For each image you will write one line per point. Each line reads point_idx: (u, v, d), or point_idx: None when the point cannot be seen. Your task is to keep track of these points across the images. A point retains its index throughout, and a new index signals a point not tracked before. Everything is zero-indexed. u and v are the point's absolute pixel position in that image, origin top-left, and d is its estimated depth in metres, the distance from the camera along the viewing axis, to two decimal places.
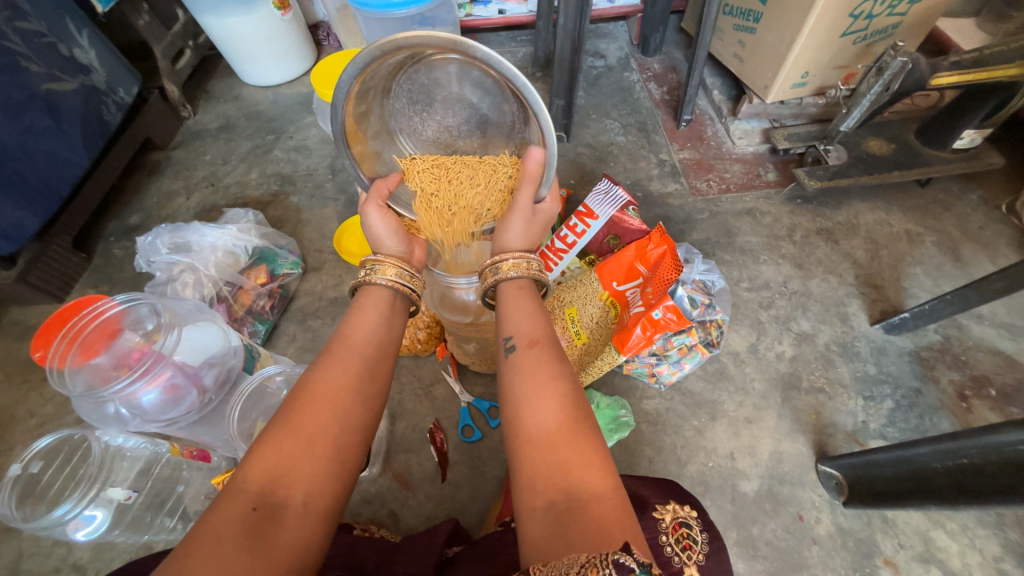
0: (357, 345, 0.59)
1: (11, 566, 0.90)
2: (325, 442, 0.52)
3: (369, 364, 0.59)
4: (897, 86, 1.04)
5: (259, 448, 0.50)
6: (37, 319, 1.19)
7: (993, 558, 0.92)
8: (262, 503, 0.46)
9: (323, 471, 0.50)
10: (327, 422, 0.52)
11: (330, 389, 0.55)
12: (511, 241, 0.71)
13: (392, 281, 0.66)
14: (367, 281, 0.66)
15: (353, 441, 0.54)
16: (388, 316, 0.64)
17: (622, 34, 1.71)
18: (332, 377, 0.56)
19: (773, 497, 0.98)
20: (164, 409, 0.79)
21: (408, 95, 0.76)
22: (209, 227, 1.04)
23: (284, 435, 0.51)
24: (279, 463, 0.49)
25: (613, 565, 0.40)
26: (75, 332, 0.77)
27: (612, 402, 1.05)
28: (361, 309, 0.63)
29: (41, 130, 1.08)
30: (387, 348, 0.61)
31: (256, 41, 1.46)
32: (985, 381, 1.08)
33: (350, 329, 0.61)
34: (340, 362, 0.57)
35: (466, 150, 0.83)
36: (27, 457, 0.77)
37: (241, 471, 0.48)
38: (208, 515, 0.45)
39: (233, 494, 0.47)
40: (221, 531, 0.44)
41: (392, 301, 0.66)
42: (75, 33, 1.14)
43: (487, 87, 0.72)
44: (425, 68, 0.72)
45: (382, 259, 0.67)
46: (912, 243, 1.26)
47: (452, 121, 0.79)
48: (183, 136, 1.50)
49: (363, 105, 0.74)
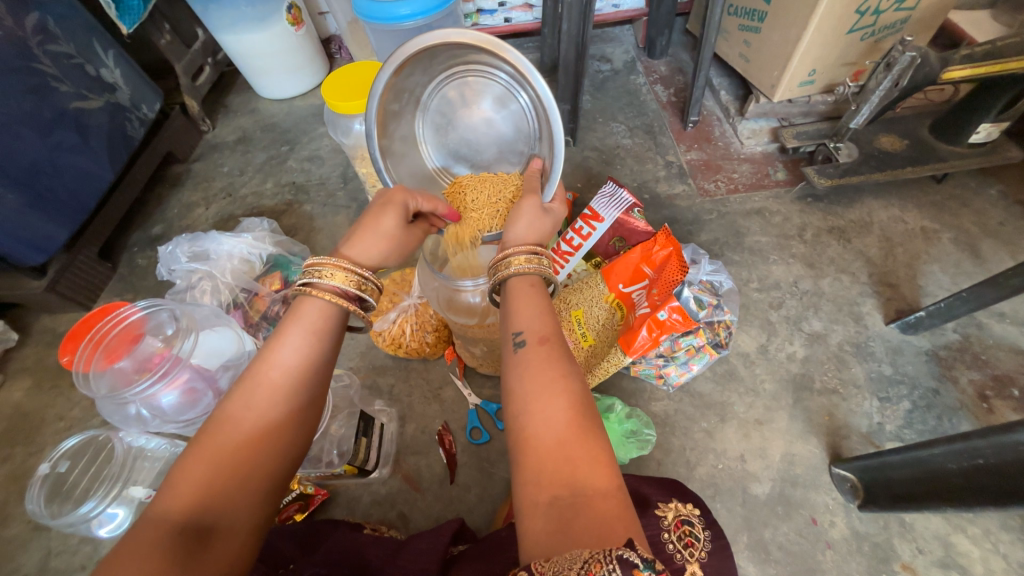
0: (287, 362, 0.55)
1: (40, 564, 0.94)
2: (255, 468, 0.51)
3: (300, 385, 0.55)
4: (906, 81, 1.03)
5: (178, 477, 0.48)
6: (65, 326, 1.25)
7: (1018, 563, 0.89)
8: (190, 529, 0.45)
9: (253, 497, 0.50)
10: (255, 448, 0.51)
11: (252, 415, 0.52)
12: (520, 237, 0.68)
13: (334, 294, 0.60)
14: (303, 292, 0.59)
15: (283, 464, 0.53)
16: (320, 334, 0.58)
17: (628, 37, 1.72)
18: (255, 402, 0.53)
19: (785, 500, 0.96)
20: (182, 411, 0.82)
21: (436, 109, 0.83)
22: (226, 236, 1.10)
23: (208, 460, 0.49)
24: (206, 487, 0.48)
25: (618, 560, 0.41)
26: (99, 337, 0.80)
27: (634, 415, 1.04)
28: (286, 325, 0.57)
29: (70, 146, 1.14)
30: (320, 365, 0.57)
31: (271, 56, 1.52)
32: (1008, 381, 1.05)
33: (273, 345, 0.56)
34: (265, 385, 0.54)
35: (482, 167, 0.87)
36: (55, 457, 0.82)
37: (165, 500, 0.47)
38: (123, 546, 0.43)
39: (152, 524, 0.45)
40: (144, 555, 0.42)
41: (331, 312, 0.59)
42: (102, 54, 1.20)
43: (509, 103, 0.80)
44: (456, 82, 0.81)
45: (316, 268, 0.60)
46: (929, 240, 1.23)
47: (473, 138, 0.84)
48: (203, 150, 1.56)
49: (395, 104, 0.79)
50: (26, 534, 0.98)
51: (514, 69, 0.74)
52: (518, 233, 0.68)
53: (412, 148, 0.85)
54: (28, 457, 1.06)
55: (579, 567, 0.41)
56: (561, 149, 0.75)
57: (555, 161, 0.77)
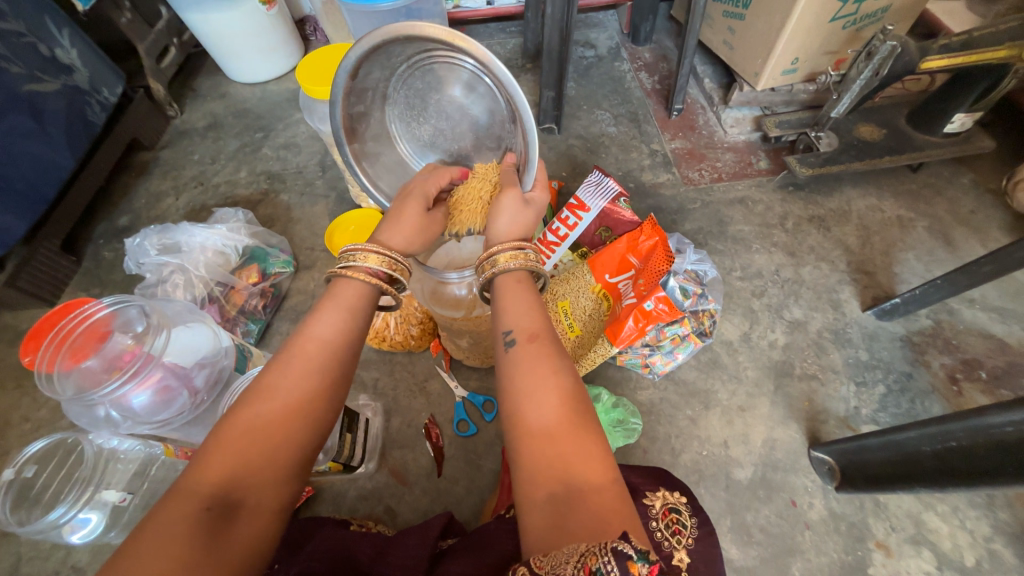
0: (324, 337, 0.54)
1: (11, 570, 0.91)
2: (283, 443, 0.49)
3: (336, 359, 0.54)
4: (886, 71, 1.04)
5: (214, 444, 0.47)
6: (29, 323, 1.19)
7: (983, 538, 0.93)
8: (217, 503, 0.44)
9: (282, 473, 0.48)
10: (286, 421, 0.49)
11: (287, 386, 0.51)
12: (502, 232, 0.66)
13: (368, 273, 0.59)
14: (341, 273, 0.59)
15: (316, 437, 0.51)
16: (357, 311, 0.57)
17: (612, 23, 1.70)
18: (290, 372, 0.52)
19: (766, 484, 0.99)
20: (156, 411, 0.79)
21: (405, 100, 0.79)
22: (198, 228, 1.05)
23: (235, 432, 0.48)
24: (235, 463, 0.46)
25: (612, 552, 0.41)
26: (63, 336, 0.76)
27: (619, 403, 1.04)
28: (323, 303, 0.57)
29: (24, 132, 1.07)
30: (354, 345, 0.56)
31: (241, 37, 1.45)
32: (976, 364, 1.09)
33: (311, 321, 0.55)
34: (298, 359, 0.53)
35: (462, 154, 0.84)
36: (19, 463, 0.77)
37: (195, 470, 0.45)
38: (151, 519, 0.42)
39: (181, 497, 0.44)
40: (171, 531, 0.41)
41: (365, 292, 0.59)
42: (56, 33, 1.12)
43: (478, 88, 0.74)
44: (419, 71, 0.75)
45: (361, 247, 0.60)
46: (904, 228, 1.26)
47: (446, 126, 0.80)
48: (171, 136, 1.49)
49: (360, 106, 0.77)
50: None
51: (473, 57, 0.68)
52: (500, 232, 0.66)
53: (387, 144, 0.84)
54: None
55: (575, 562, 0.41)
56: (534, 140, 0.70)
57: (531, 150, 0.72)
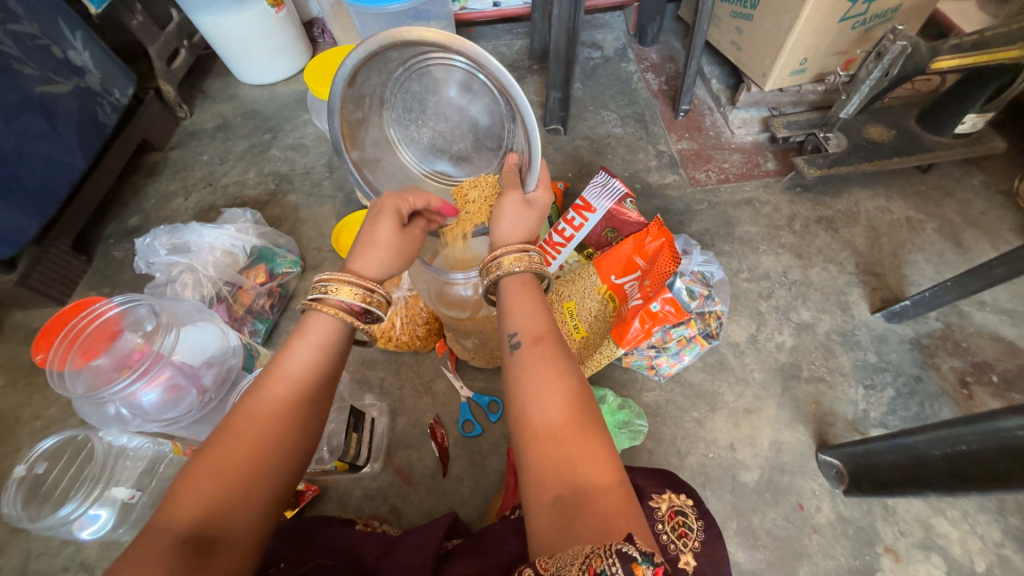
0: (292, 375, 0.55)
1: (21, 566, 0.92)
2: (254, 478, 0.49)
3: (305, 395, 0.55)
4: (896, 71, 1.03)
5: (185, 485, 0.47)
6: (40, 321, 1.21)
7: (994, 543, 0.92)
8: (192, 539, 0.44)
9: (253, 510, 0.49)
10: (257, 457, 0.50)
11: (256, 426, 0.51)
12: (506, 235, 0.66)
13: (338, 307, 0.59)
14: (312, 307, 0.59)
15: (287, 471, 0.52)
16: (328, 346, 0.58)
17: (618, 24, 1.69)
18: (259, 411, 0.52)
19: (773, 486, 0.98)
20: (165, 409, 0.80)
21: (403, 104, 0.78)
22: (207, 228, 1.06)
23: (208, 468, 0.48)
24: (208, 499, 0.47)
25: (617, 555, 0.40)
26: (75, 335, 0.77)
27: (625, 405, 1.04)
28: (295, 338, 0.57)
29: (37, 133, 1.09)
30: (326, 377, 0.57)
31: (250, 39, 1.46)
32: (987, 368, 1.07)
33: (283, 357, 0.56)
34: (269, 395, 0.53)
35: (462, 157, 0.83)
36: (31, 459, 0.79)
37: (167, 512, 0.46)
38: (126, 558, 0.43)
39: (156, 536, 0.44)
40: (147, 568, 0.42)
41: (337, 326, 0.59)
42: (69, 35, 1.14)
43: (474, 87, 0.73)
44: (416, 74, 0.74)
45: (331, 280, 0.59)
46: (914, 230, 1.25)
47: (445, 128, 0.79)
48: (180, 137, 1.51)
49: (358, 112, 0.77)
50: (4, 536, 0.95)
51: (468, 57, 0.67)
52: (505, 232, 0.66)
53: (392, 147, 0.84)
54: (4, 457, 1.02)
55: (580, 564, 0.41)
56: (534, 141, 0.69)
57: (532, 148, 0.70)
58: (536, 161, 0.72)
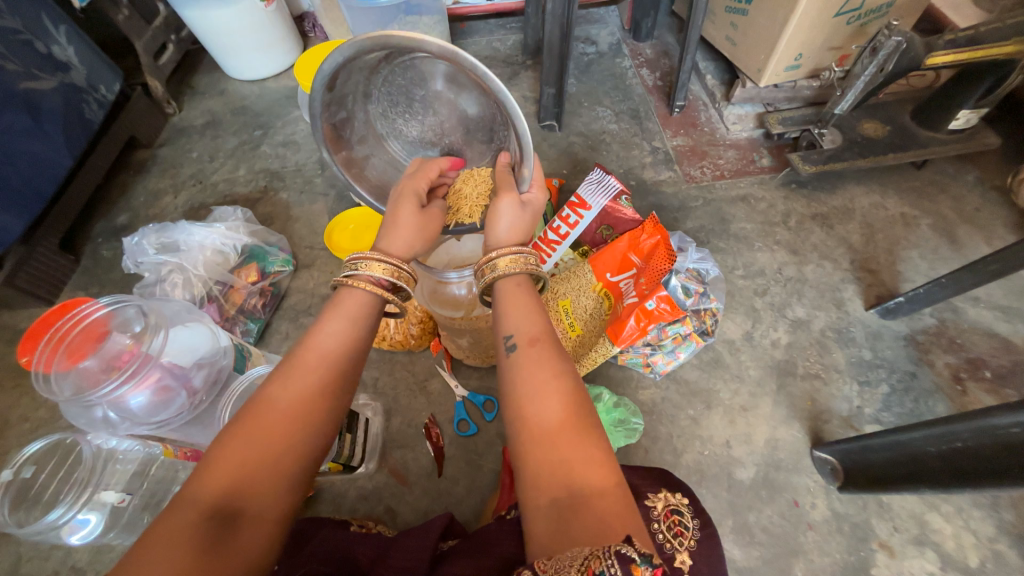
0: (324, 347, 0.54)
1: (10, 571, 0.91)
2: (283, 452, 0.49)
3: (337, 369, 0.54)
4: (891, 66, 1.02)
5: (216, 455, 0.47)
6: (27, 322, 1.19)
7: (987, 538, 0.93)
8: (220, 511, 0.44)
9: (281, 483, 0.48)
10: (289, 429, 0.49)
11: (287, 398, 0.51)
12: (501, 238, 0.65)
13: (370, 282, 0.59)
14: (346, 282, 0.59)
15: (318, 444, 0.51)
16: (360, 321, 0.57)
17: (613, 19, 1.68)
18: (292, 383, 0.52)
19: (768, 484, 0.98)
20: (154, 411, 0.78)
21: (388, 97, 0.76)
22: (197, 227, 1.05)
23: (239, 440, 0.48)
24: (238, 471, 0.46)
25: (614, 557, 0.40)
26: (60, 336, 0.75)
27: (621, 403, 1.04)
28: (330, 313, 0.57)
29: (21, 131, 1.07)
30: (359, 355, 0.56)
31: (239, 34, 1.44)
32: (980, 364, 1.08)
33: (316, 331, 0.55)
34: (301, 368, 0.53)
35: (454, 147, 0.81)
36: (18, 463, 0.77)
37: (197, 481, 0.46)
38: (157, 526, 0.43)
39: (187, 504, 0.44)
40: (176, 538, 0.42)
41: (371, 301, 0.59)
42: (53, 30, 1.11)
43: (459, 79, 0.70)
44: (398, 68, 0.71)
45: (364, 255, 0.60)
46: (908, 226, 1.25)
47: (435, 119, 0.77)
48: (169, 133, 1.49)
49: (342, 111, 0.75)
50: None
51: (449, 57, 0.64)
52: (500, 234, 0.65)
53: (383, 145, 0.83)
54: None
55: (577, 567, 0.41)
56: (526, 139, 0.68)
57: (523, 145, 0.69)
58: (529, 160, 0.70)
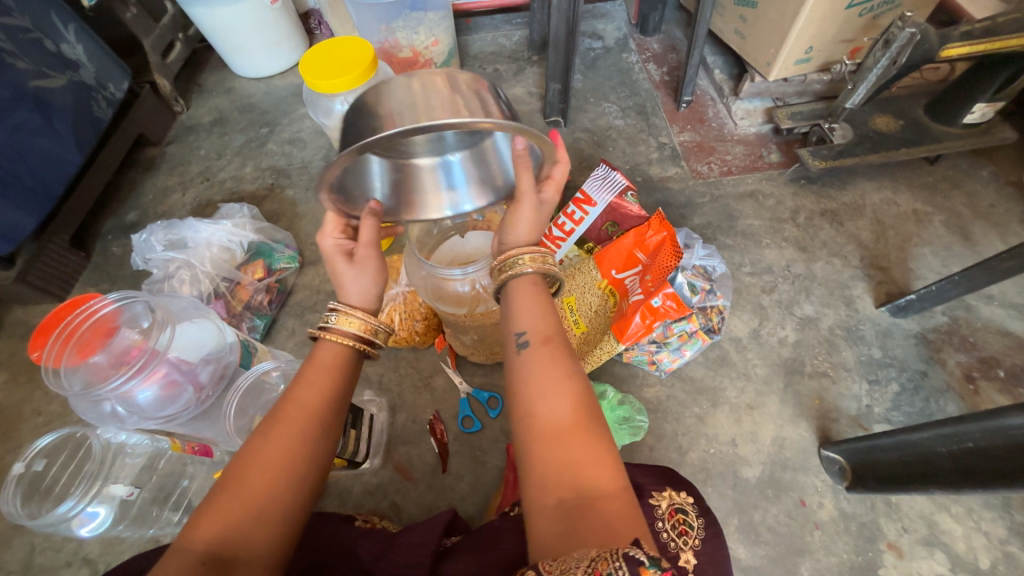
0: (305, 402, 0.55)
1: (25, 561, 0.93)
2: (271, 500, 0.49)
3: (323, 420, 0.55)
4: (904, 59, 1.01)
5: (208, 505, 0.48)
6: (39, 318, 1.21)
7: (998, 540, 0.91)
8: (212, 557, 0.45)
9: (270, 533, 0.49)
10: (272, 482, 0.50)
11: (273, 449, 0.51)
12: (520, 237, 0.64)
13: (344, 338, 0.60)
14: (324, 335, 0.60)
15: (303, 493, 0.52)
16: (337, 373, 0.59)
17: (619, 13, 1.66)
18: (278, 433, 0.52)
19: (774, 483, 0.97)
20: (162, 406, 0.79)
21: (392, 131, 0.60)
22: (203, 224, 1.06)
23: (227, 491, 0.49)
24: (228, 520, 0.47)
25: (623, 557, 0.40)
26: (70, 331, 0.76)
27: (626, 400, 1.04)
28: (308, 370, 0.58)
29: (32, 129, 1.08)
30: (338, 403, 0.57)
31: (246, 31, 1.44)
32: (993, 362, 1.06)
33: (301, 387, 0.56)
34: (284, 420, 0.53)
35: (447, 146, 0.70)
36: (29, 456, 0.79)
37: (187, 531, 0.46)
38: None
39: (177, 554, 0.45)
40: None
41: (348, 357, 0.60)
42: (62, 28, 1.13)
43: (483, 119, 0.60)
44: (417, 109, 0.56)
45: (340, 309, 0.60)
46: (920, 222, 1.23)
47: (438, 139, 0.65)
48: (177, 131, 1.50)
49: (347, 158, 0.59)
50: (8, 531, 0.95)
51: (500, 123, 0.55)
52: (516, 234, 0.64)
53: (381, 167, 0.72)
54: (5, 454, 1.03)
55: (586, 566, 0.41)
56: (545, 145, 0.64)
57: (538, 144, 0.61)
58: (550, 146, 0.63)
